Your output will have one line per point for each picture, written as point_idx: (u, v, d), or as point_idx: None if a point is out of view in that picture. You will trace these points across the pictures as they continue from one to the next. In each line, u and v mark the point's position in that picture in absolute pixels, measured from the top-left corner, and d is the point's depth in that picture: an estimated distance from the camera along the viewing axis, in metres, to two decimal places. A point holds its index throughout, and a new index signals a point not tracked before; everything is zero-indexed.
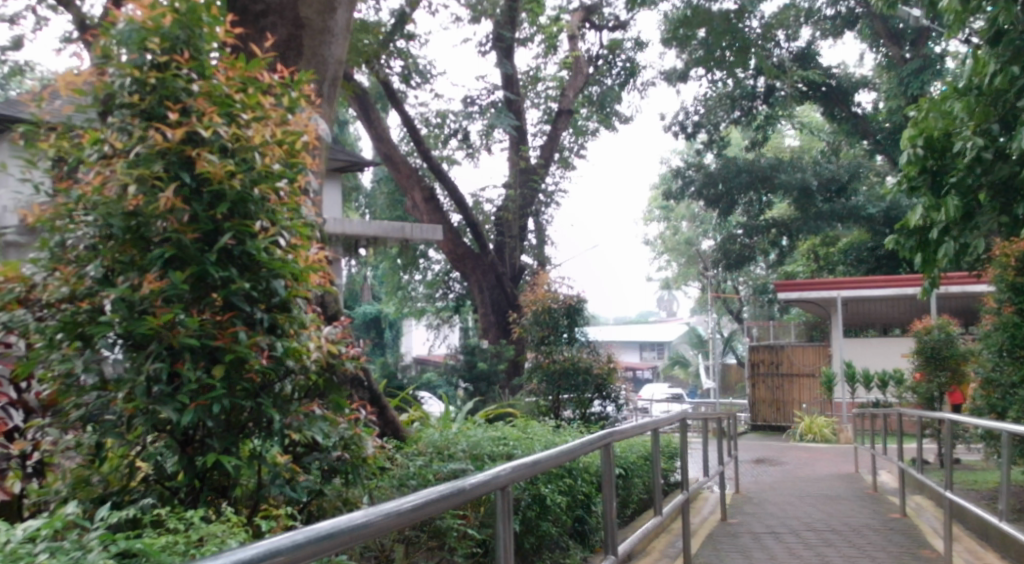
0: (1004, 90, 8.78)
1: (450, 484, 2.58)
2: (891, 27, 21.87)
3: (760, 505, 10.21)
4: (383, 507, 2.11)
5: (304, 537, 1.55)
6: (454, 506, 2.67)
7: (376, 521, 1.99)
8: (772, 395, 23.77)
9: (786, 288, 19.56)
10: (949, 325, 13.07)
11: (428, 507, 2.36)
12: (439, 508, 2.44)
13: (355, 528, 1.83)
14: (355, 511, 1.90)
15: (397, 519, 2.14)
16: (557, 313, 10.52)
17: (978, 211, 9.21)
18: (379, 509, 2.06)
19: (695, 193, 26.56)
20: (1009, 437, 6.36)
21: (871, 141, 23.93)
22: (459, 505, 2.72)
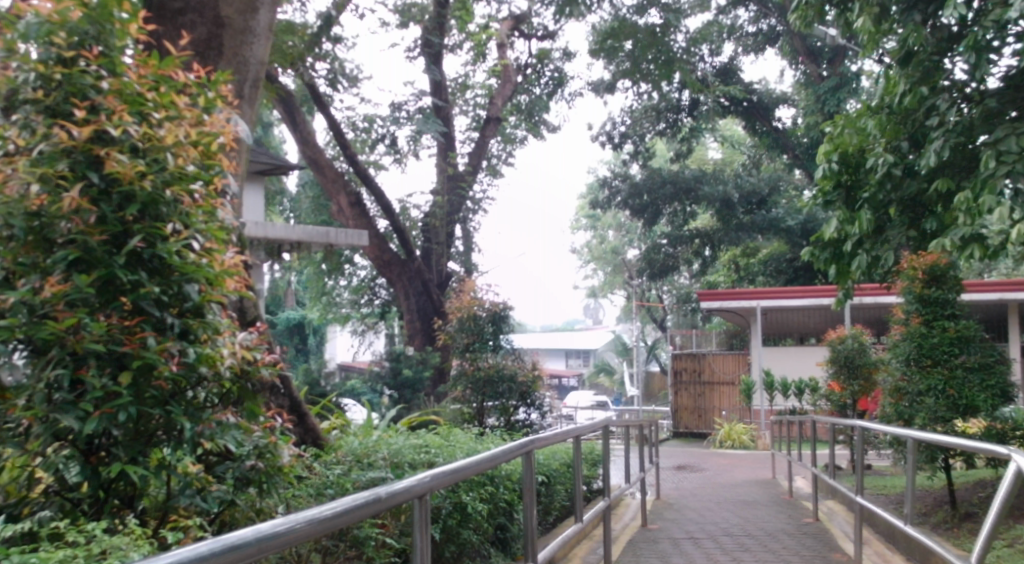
0: (913, 109, 9.14)
1: (369, 492, 2.51)
2: (809, 45, 22.66)
3: (680, 510, 10.37)
4: (307, 514, 2.11)
5: (207, 549, 1.50)
6: (370, 515, 2.60)
7: (298, 527, 1.99)
8: (694, 402, 24.20)
9: (709, 297, 19.96)
10: (861, 334, 13.49)
11: (352, 513, 2.36)
12: (354, 517, 2.37)
13: (265, 538, 1.77)
14: (265, 521, 1.83)
15: (322, 524, 2.15)
16: (482, 320, 10.55)
17: (889, 225, 9.60)
18: (301, 515, 2.05)
19: (621, 203, 26.98)
20: (915, 444, 6.61)
21: (790, 155, 24.64)
22: (376, 515, 2.66)
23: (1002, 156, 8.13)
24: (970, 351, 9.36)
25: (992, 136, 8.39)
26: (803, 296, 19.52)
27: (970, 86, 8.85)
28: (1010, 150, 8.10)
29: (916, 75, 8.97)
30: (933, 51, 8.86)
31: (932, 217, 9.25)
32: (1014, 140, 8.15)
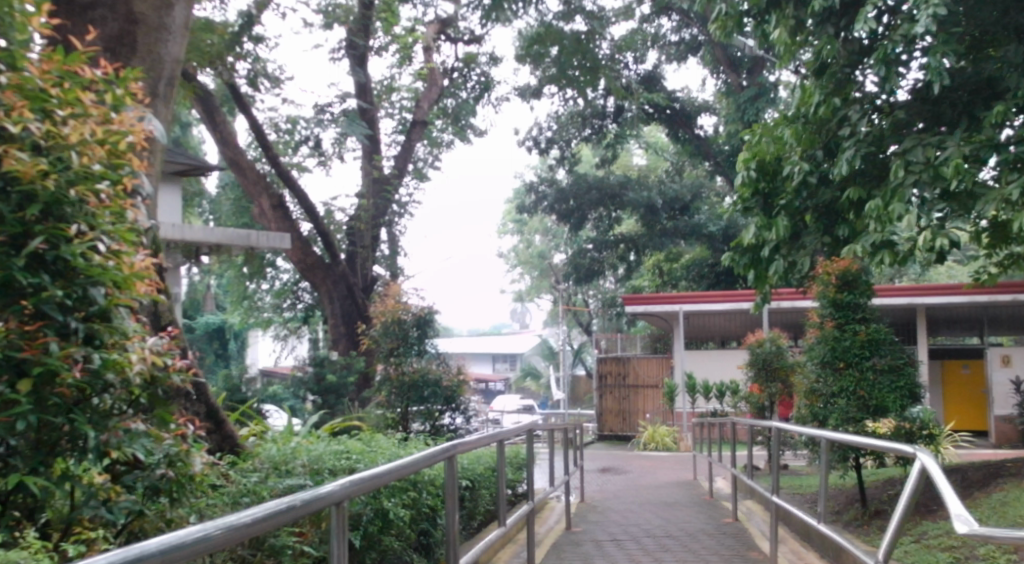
0: (828, 119, 9.45)
1: (283, 500, 2.44)
2: (729, 55, 23.21)
3: (604, 513, 10.49)
4: (226, 521, 2.06)
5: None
6: (285, 523, 2.52)
7: (215, 534, 1.95)
8: (619, 405, 24.52)
9: (633, 302, 20.25)
10: (779, 337, 13.85)
11: (271, 520, 2.32)
12: (266, 526, 2.28)
13: (171, 551, 1.68)
14: (172, 532, 1.75)
15: (242, 532, 2.10)
16: (407, 324, 10.46)
17: (805, 232, 9.92)
18: (218, 522, 2.00)
19: (547, 208, 27.19)
20: (828, 443, 6.80)
21: (711, 163, 25.19)
22: (290, 523, 2.57)
23: (909, 165, 8.47)
24: (881, 353, 9.67)
25: (901, 147, 8.74)
26: (724, 300, 19.95)
27: (881, 98, 9.18)
28: (918, 160, 8.45)
29: (830, 86, 9.27)
30: (846, 63, 9.17)
31: (845, 224, 9.57)
32: (921, 151, 8.49)
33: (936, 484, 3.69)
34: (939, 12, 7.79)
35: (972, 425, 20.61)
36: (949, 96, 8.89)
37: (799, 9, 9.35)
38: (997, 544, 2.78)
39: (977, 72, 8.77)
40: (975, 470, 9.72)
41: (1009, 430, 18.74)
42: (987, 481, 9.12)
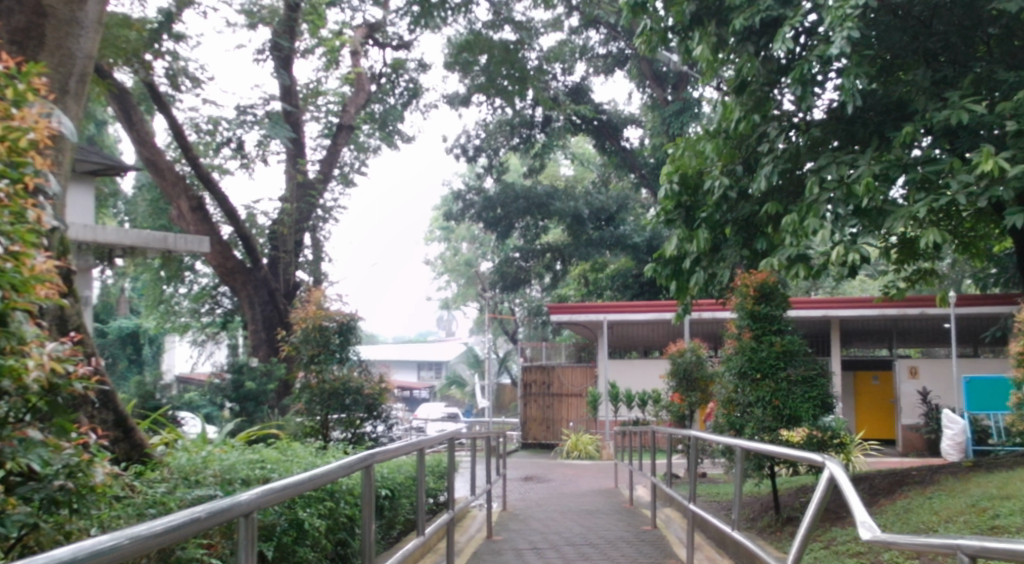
0: (747, 134, 9.75)
1: (188, 512, 2.35)
2: (655, 70, 23.61)
3: (524, 521, 10.50)
4: (133, 530, 2.01)
5: None
6: (191, 536, 2.42)
7: (122, 544, 1.90)
8: (542, 414, 24.63)
9: (558, 310, 20.38)
10: (700, 347, 14.13)
11: (177, 531, 2.25)
12: (168, 539, 2.19)
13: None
14: (64, 546, 1.70)
15: (146, 543, 2.04)
16: (329, 331, 10.28)
17: (725, 244, 10.15)
18: (125, 532, 1.96)
19: (474, 216, 27.21)
20: (742, 452, 6.95)
21: (636, 175, 25.60)
22: (196, 535, 2.47)
23: (823, 183, 8.75)
24: (795, 364, 9.91)
25: (816, 164, 9.05)
26: (647, 310, 20.24)
27: (797, 116, 9.50)
28: (832, 177, 8.75)
29: (749, 103, 9.53)
30: (765, 81, 9.45)
31: (763, 237, 9.82)
32: (835, 169, 8.79)
33: (843, 492, 3.81)
34: (852, 34, 8.07)
35: (881, 434, 21.34)
36: (862, 116, 9.18)
37: (721, 27, 9.60)
38: (902, 550, 3.00)
39: (887, 94, 9.12)
40: (883, 478, 10.05)
41: (916, 439, 19.44)
42: (893, 488, 9.42)
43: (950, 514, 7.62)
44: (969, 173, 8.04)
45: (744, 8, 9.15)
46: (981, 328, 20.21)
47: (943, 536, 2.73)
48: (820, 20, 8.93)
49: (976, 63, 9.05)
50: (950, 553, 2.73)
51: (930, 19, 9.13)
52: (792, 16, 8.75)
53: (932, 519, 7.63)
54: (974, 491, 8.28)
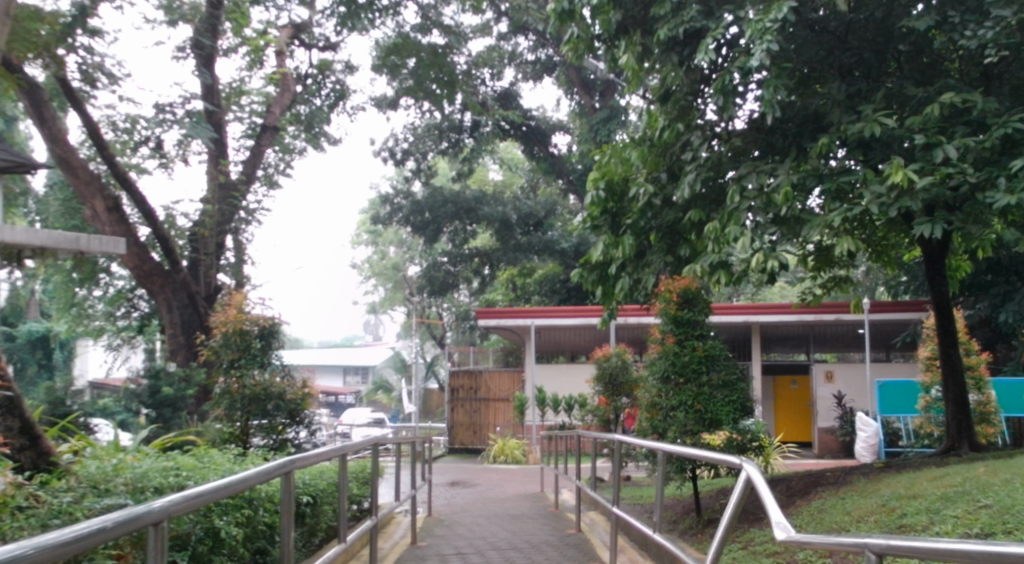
0: (671, 143, 9.93)
1: (94, 522, 2.25)
2: (583, 77, 23.82)
3: (449, 527, 10.45)
4: (38, 538, 1.93)
5: None
6: (98, 545, 2.31)
7: (28, 555, 1.82)
8: (469, 418, 24.60)
9: (486, 315, 20.40)
10: (625, 352, 14.31)
11: (83, 541, 2.15)
12: (75, 550, 2.09)
13: None
14: None
15: (51, 552, 1.95)
16: (250, 335, 10.07)
17: (649, 250, 10.32)
18: (31, 540, 1.88)
19: (402, 220, 27.03)
20: (664, 455, 7.04)
21: (565, 180, 25.82)
22: (101, 545, 2.36)
23: (744, 192, 8.97)
24: (716, 368, 10.10)
25: (737, 172, 9.25)
26: (574, 315, 20.40)
27: (719, 126, 9.70)
28: (752, 186, 8.97)
29: (673, 112, 9.75)
30: (689, 91, 9.63)
31: (687, 244, 10.05)
32: (755, 178, 9.01)
33: (758, 493, 3.89)
34: (772, 47, 8.28)
35: (798, 436, 21.94)
36: (781, 127, 9.44)
37: (646, 37, 9.77)
38: (814, 549, 3.09)
39: (804, 106, 9.38)
40: (799, 479, 10.32)
41: (831, 441, 20.03)
42: (808, 490, 9.68)
43: (861, 514, 7.86)
44: (880, 185, 8.30)
45: (668, 19, 9.32)
46: (893, 334, 20.95)
47: (852, 535, 2.81)
48: (741, 32, 9.16)
49: (887, 78, 9.40)
50: (857, 552, 2.81)
51: (845, 34, 9.45)
52: (714, 28, 8.96)
53: (844, 519, 7.86)
54: (884, 491, 8.56)
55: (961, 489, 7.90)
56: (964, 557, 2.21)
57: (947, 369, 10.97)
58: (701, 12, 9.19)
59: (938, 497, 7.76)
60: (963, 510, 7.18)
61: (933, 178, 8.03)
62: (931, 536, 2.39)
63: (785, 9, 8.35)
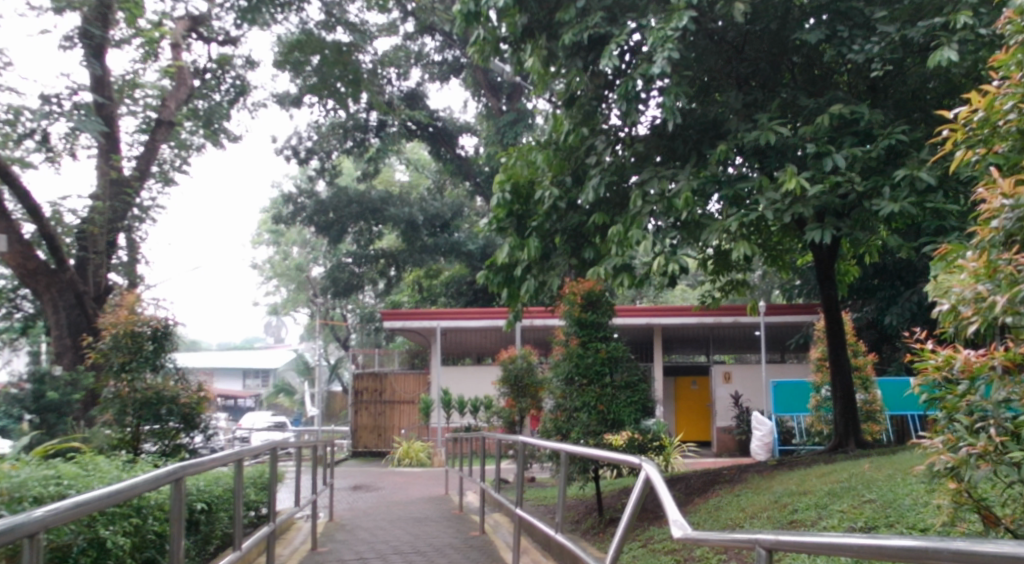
0: (575, 147, 10.06)
1: None
2: (490, 79, 23.86)
3: (351, 531, 10.30)
4: None
5: None
6: None
7: None
8: (373, 421, 24.34)
9: (391, 316, 20.23)
10: (531, 354, 14.43)
11: None
12: None
13: None
14: None
15: None
16: (141, 337, 9.70)
17: (554, 253, 10.42)
18: None
19: (305, 220, 26.50)
20: (567, 455, 7.09)
21: (472, 182, 25.89)
22: None
23: (647, 196, 9.13)
24: (618, 370, 10.26)
25: (640, 177, 9.43)
26: (480, 317, 20.40)
27: (623, 131, 9.85)
28: (654, 192, 9.14)
29: (578, 117, 9.89)
30: (592, 96, 9.79)
31: (590, 247, 10.21)
32: (657, 184, 9.19)
33: (657, 492, 3.96)
34: (672, 55, 8.45)
35: (698, 436, 22.54)
36: (681, 133, 9.68)
37: (551, 41, 9.85)
38: (710, 546, 3.17)
39: (704, 113, 9.64)
40: (697, 478, 10.58)
41: (729, 440, 20.66)
42: (706, 487, 9.94)
43: (755, 511, 8.10)
44: (775, 192, 8.59)
45: (573, 24, 9.43)
46: (787, 335, 21.74)
47: (744, 531, 2.89)
48: (643, 39, 9.34)
49: (781, 88, 9.78)
50: (750, 548, 2.89)
51: (741, 45, 9.74)
52: (618, 34, 9.10)
53: (738, 516, 8.10)
54: (776, 488, 8.86)
55: (848, 484, 8.24)
56: (852, 552, 2.31)
57: (836, 370, 11.42)
58: (604, 18, 9.34)
59: (826, 493, 8.07)
60: (849, 504, 7.49)
61: (823, 186, 8.36)
62: (821, 530, 2.48)
63: (685, 19, 8.56)
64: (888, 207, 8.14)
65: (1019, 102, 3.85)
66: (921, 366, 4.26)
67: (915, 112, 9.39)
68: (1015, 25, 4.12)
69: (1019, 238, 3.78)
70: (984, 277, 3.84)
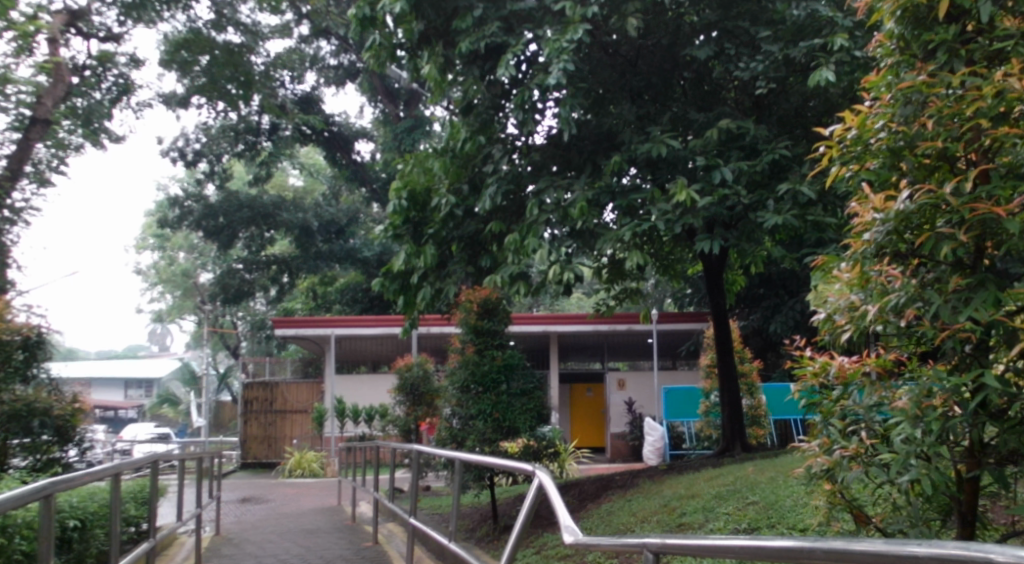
0: (472, 155, 10.07)
1: None
2: (387, 85, 23.56)
3: (238, 545, 9.99)
4: None
5: None
6: None
7: None
8: (263, 431, 23.72)
9: (283, 324, 19.77)
10: (427, 362, 14.38)
11: None
12: None
13: None
14: None
15: None
16: (10, 345, 9.23)
17: (451, 261, 10.39)
18: None
19: (192, 225, 25.53)
20: (461, 464, 7.03)
21: (368, 188, 25.68)
22: None
23: (543, 205, 9.22)
24: (514, 378, 10.30)
25: (536, 187, 9.53)
26: (374, 324, 20.15)
27: (519, 140, 9.93)
28: (550, 201, 9.23)
29: (475, 124, 9.89)
30: (489, 105, 9.82)
31: (487, 254, 10.25)
32: (553, 193, 9.31)
33: (550, 498, 3.98)
34: (567, 67, 8.57)
35: (592, 442, 22.88)
36: (576, 144, 9.84)
37: (448, 49, 9.85)
38: (600, 551, 3.20)
39: (598, 124, 9.78)
40: (591, 484, 10.72)
41: (622, 446, 21.03)
42: (599, 493, 10.06)
43: (645, 515, 8.26)
44: (666, 203, 8.80)
45: (470, 32, 9.45)
46: (678, 343, 22.34)
47: (633, 536, 2.94)
48: (539, 50, 9.44)
49: (672, 103, 10.05)
50: (638, 552, 2.93)
51: (634, 59, 9.97)
52: (514, 44, 9.19)
53: (629, 520, 8.24)
54: (666, 492, 9.07)
55: (733, 487, 8.52)
56: (735, 554, 2.36)
57: (724, 377, 11.76)
58: (501, 28, 9.41)
59: (713, 496, 8.32)
60: (734, 507, 7.74)
61: (712, 198, 8.61)
62: (705, 535, 2.53)
63: (580, 31, 8.70)
64: (772, 219, 8.48)
65: (889, 120, 4.05)
66: (799, 372, 4.42)
67: (797, 128, 9.70)
68: (885, 48, 4.36)
69: (888, 250, 3.92)
70: (857, 287, 4.03)
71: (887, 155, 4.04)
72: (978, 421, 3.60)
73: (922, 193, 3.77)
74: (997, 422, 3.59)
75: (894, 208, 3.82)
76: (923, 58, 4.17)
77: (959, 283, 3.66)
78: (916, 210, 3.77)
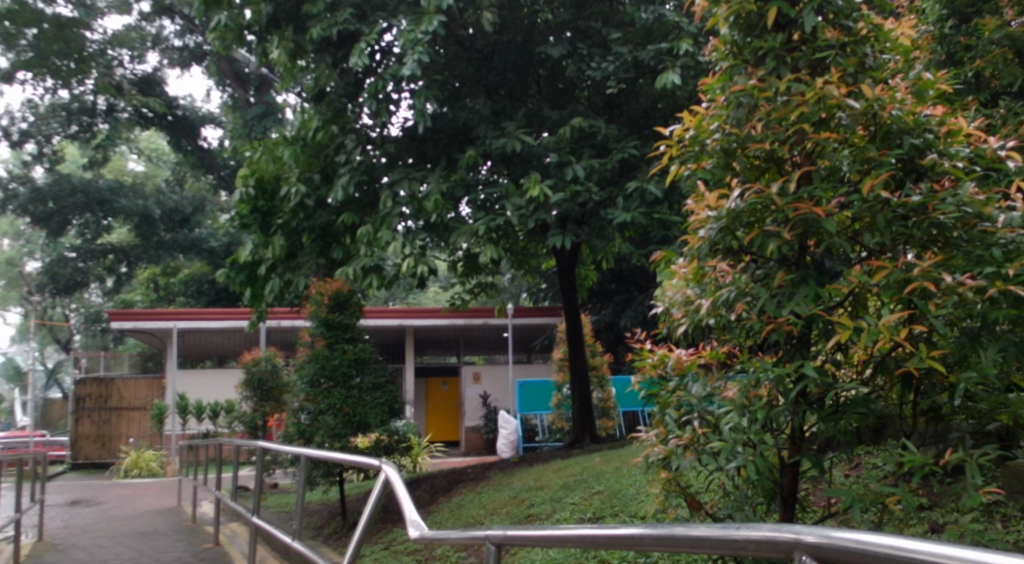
0: (325, 144, 9.75)
1: None
2: (236, 70, 22.52)
3: (64, 551, 9.36)
4: None
5: None
6: None
7: None
8: (97, 430, 22.36)
9: (120, 317, 18.70)
10: (275, 356, 13.98)
11: None
12: None
13: None
14: None
15: None
16: None
17: (301, 252, 10.09)
18: None
19: (18, 209, 23.75)
20: (307, 459, 6.83)
21: (215, 176, 24.62)
22: None
23: (396, 198, 9.11)
24: (365, 372, 10.14)
25: (390, 178, 9.39)
26: (220, 317, 19.37)
27: (374, 131, 9.75)
28: (404, 193, 9.13)
29: (327, 113, 9.64)
30: (342, 94, 9.64)
31: (338, 246, 10.02)
32: (407, 185, 9.21)
33: (395, 494, 3.91)
34: (422, 58, 8.49)
35: (445, 436, 22.90)
36: (432, 137, 9.79)
37: (298, 34, 9.54)
38: (446, 546, 3.17)
39: (454, 118, 9.79)
40: (442, 478, 10.70)
41: (476, 440, 21.16)
42: (449, 487, 10.06)
43: (494, 507, 8.33)
44: (520, 198, 8.87)
45: (321, 18, 9.22)
46: (533, 336, 22.65)
47: (476, 529, 2.93)
48: (394, 40, 9.32)
49: (527, 99, 10.15)
50: (480, 546, 2.93)
51: (490, 54, 10.06)
52: (367, 32, 9.03)
53: (479, 513, 8.30)
54: (516, 484, 9.16)
55: (579, 478, 8.71)
56: (577, 543, 2.39)
57: (574, 370, 12.01)
58: (354, 15, 9.24)
59: (560, 486, 8.48)
60: (580, 496, 7.91)
61: (564, 194, 8.73)
62: (547, 525, 2.56)
63: (434, 22, 8.64)
64: (620, 216, 8.71)
65: (723, 122, 4.21)
66: (638, 364, 4.49)
67: (645, 129, 9.93)
68: (720, 53, 4.53)
69: (721, 246, 4.08)
70: (693, 282, 4.19)
71: (721, 155, 4.21)
72: (799, 409, 3.81)
73: (752, 193, 3.94)
74: (816, 410, 3.80)
75: (727, 206, 3.98)
76: (754, 64, 4.36)
77: (783, 279, 3.86)
78: (747, 209, 3.94)
